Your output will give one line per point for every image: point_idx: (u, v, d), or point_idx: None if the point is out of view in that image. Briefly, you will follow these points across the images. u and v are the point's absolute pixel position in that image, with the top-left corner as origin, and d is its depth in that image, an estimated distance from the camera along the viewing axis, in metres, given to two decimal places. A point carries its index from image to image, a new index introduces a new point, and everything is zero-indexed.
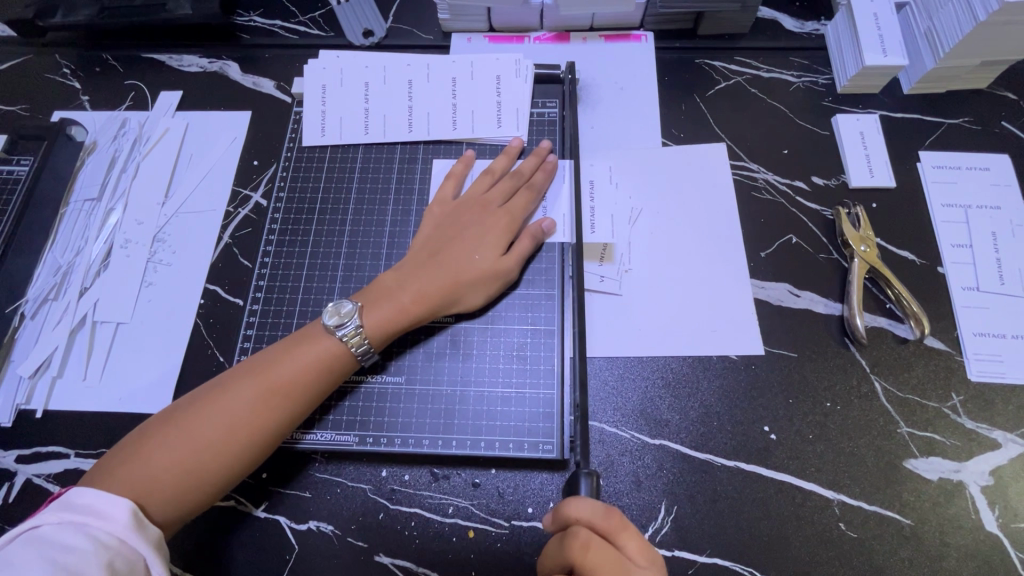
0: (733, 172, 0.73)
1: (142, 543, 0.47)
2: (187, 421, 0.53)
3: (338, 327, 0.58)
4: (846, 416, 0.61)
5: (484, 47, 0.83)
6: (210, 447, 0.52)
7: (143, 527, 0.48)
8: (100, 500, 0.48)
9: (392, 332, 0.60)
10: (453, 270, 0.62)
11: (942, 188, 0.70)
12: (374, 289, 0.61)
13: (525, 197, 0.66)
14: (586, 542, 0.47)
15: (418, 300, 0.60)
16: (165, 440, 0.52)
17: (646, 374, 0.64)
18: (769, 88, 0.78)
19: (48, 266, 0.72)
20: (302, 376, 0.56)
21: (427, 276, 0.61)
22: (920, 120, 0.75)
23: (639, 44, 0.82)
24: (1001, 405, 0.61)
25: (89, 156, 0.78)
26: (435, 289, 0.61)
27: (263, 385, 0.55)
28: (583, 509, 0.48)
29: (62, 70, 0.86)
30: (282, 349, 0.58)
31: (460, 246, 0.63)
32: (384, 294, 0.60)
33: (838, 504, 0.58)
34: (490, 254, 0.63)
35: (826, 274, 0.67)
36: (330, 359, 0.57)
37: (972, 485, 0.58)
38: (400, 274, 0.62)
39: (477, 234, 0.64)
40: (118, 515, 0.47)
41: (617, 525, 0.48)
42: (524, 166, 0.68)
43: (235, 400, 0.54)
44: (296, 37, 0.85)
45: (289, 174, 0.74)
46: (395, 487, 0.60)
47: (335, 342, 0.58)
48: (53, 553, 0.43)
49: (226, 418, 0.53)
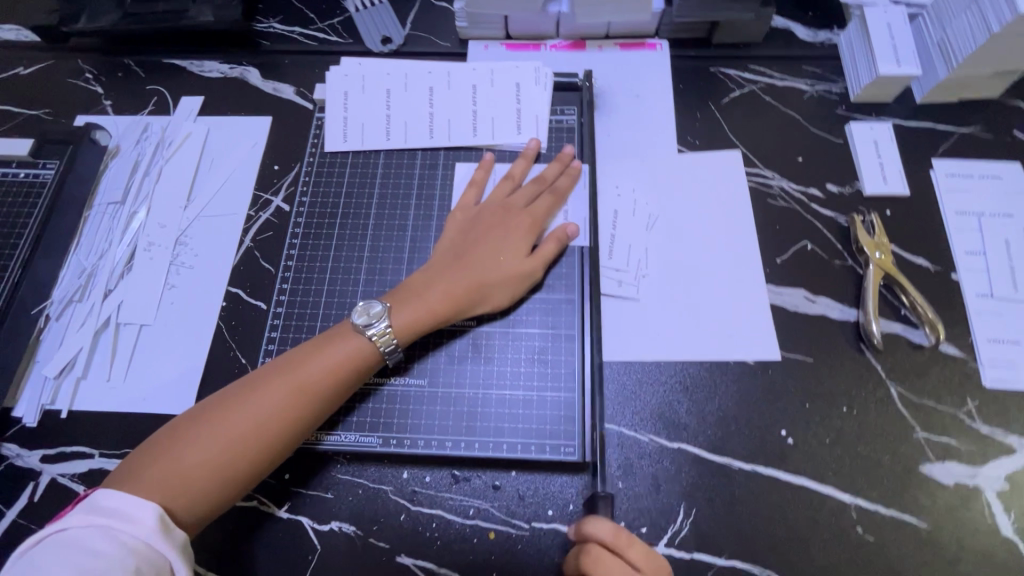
0: (749, 179, 0.74)
1: (167, 547, 0.47)
2: (214, 420, 0.54)
3: (366, 327, 0.59)
4: (862, 421, 0.62)
5: (501, 54, 0.84)
6: (237, 446, 0.53)
7: (168, 530, 0.48)
8: (126, 502, 0.48)
9: (419, 331, 0.61)
10: (480, 269, 0.63)
11: (955, 196, 0.71)
12: (403, 289, 0.62)
13: (548, 202, 0.68)
14: (597, 559, 0.51)
15: (447, 300, 0.61)
16: (192, 438, 0.53)
17: (663, 378, 0.64)
18: (783, 96, 0.79)
19: (72, 269, 0.73)
20: (328, 376, 0.57)
21: (455, 277, 0.62)
22: (933, 129, 0.76)
23: (654, 52, 0.83)
24: (1016, 411, 0.61)
25: (112, 160, 0.79)
26: (462, 289, 0.62)
27: (289, 386, 0.56)
28: (599, 528, 0.52)
29: (85, 75, 0.87)
30: (308, 350, 0.58)
31: (486, 247, 0.64)
32: (413, 293, 0.61)
33: (855, 508, 0.58)
34: (515, 256, 0.64)
35: (841, 281, 0.68)
36: (355, 360, 0.58)
37: (987, 490, 0.58)
38: (428, 275, 0.63)
39: (501, 236, 0.65)
40: (142, 519, 0.47)
41: (624, 541, 0.52)
42: (548, 171, 0.70)
43: (262, 400, 0.55)
44: (315, 44, 0.86)
45: (311, 179, 0.75)
46: (417, 489, 0.61)
47: (365, 342, 0.59)
48: (81, 561, 0.43)
49: (253, 417, 0.54)
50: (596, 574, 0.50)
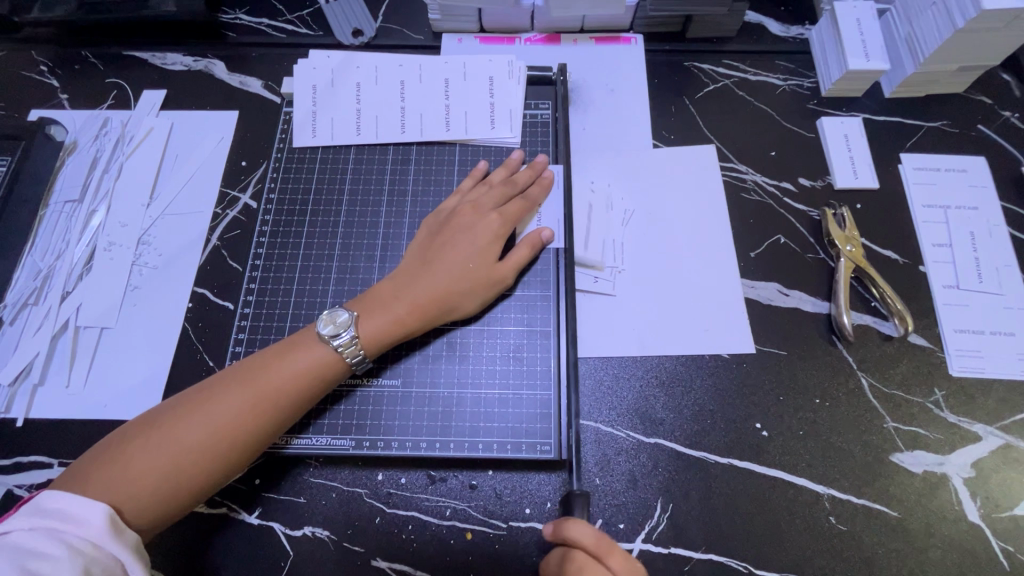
0: (723, 174, 0.74)
1: (120, 549, 0.46)
2: (172, 423, 0.52)
3: (332, 337, 0.57)
4: (835, 412, 0.62)
5: (474, 48, 0.82)
6: (194, 450, 0.51)
7: (121, 530, 0.47)
8: (74, 504, 0.46)
9: (389, 341, 0.59)
10: (447, 280, 0.61)
11: (923, 189, 0.73)
12: (370, 298, 0.61)
13: (519, 203, 0.66)
14: (580, 566, 0.50)
15: (413, 309, 0.60)
16: (149, 442, 0.51)
17: (640, 374, 0.64)
18: (756, 91, 0.80)
19: (27, 270, 0.70)
20: (295, 380, 0.55)
21: (417, 286, 0.61)
22: (901, 123, 0.77)
23: (629, 46, 0.82)
24: (981, 399, 0.63)
25: (70, 156, 0.76)
26: (427, 296, 0.60)
27: (253, 390, 0.54)
28: (580, 531, 0.51)
29: (39, 67, 0.83)
30: (273, 354, 0.57)
31: (454, 249, 0.63)
32: (380, 303, 0.60)
33: (828, 498, 0.59)
34: (483, 260, 0.63)
35: (814, 274, 0.69)
36: (323, 367, 0.57)
37: (955, 477, 0.59)
38: (391, 285, 0.61)
39: (470, 239, 0.63)
40: (94, 520, 0.46)
41: (608, 550, 0.51)
42: (520, 176, 0.68)
43: (224, 405, 0.53)
44: (284, 36, 0.84)
45: (279, 175, 0.73)
46: (392, 491, 0.60)
47: (328, 351, 0.57)
48: (26, 564, 0.42)
49: (212, 423, 0.52)
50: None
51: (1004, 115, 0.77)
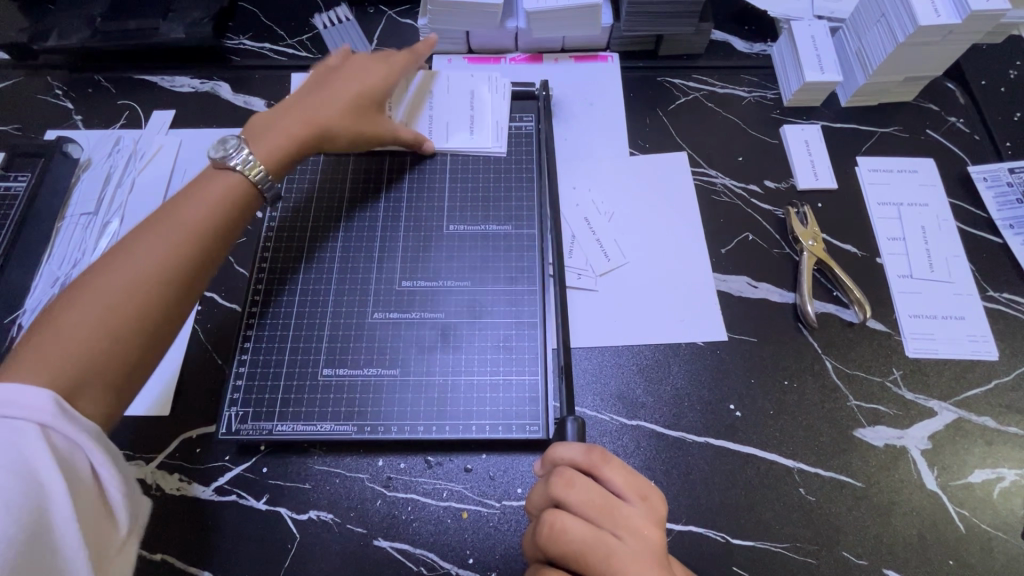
0: (694, 178, 0.80)
1: (77, 432, 0.45)
2: (96, 284, 0.53)
3: (226, 158, 0.63)
4: (802, 392, 0.67)
5: (463, 66, 0.88)
6: (113, 351, 0.51)
7: (71, 414, 0.46)
8: (6, 391, 0.44)
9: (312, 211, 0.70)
10: (324, 107, 0.69)
11: (878, 188, 0.79)
12: (258, 124, 0.68)
13: (404, 59, 0.77)
14: (570, 479, 0.51)
15: (308, 121, 0.68)
16: (62, 326, 0.50)
17: (622, 361, 0.69)
18: (724, 102, 0.86)
19: (45, 277, 0.74)
20: (203, 208, 0.60)
21: (309, 108, 0.69)
22: (856, 130, 0.84)
23: (606, 63, 0.89)
24: (937, 378, 0.68)
25: (84, 172, 0.81)
26: (317, 114, 0.69)
27: (170, 221, 0.58)
28: (568, 450, 0.53)
29: (55, 91, 0.89)
30: (188, 191, 0.61)
31: (325, 91, 0.71)
32: (273, 127, 0.67)
33: (798, 472, 0.63)
34: (350, 92, 0.71)
35: (780, 267, 0.74)
36: (234, 189, 0.62)
37: (913, 449, 0.64)
38: (287, 107, 0.70)
39: (344, 80, 0.72)
40: (40, 404, 0.44)
41: (599, 459, 0.52)
42: (419, 47, 0.79)
43: (142, 247, 0.56)
44: (286, 59, 0.90)
45: (282, 185, 0.78)
46: (392, 475, 0.64)
47: (231, 175, 0.63)
48: None
49: (132, 266, 0.54)
50: (572, 492, 0.51)
51: (950, 120, 0.84)
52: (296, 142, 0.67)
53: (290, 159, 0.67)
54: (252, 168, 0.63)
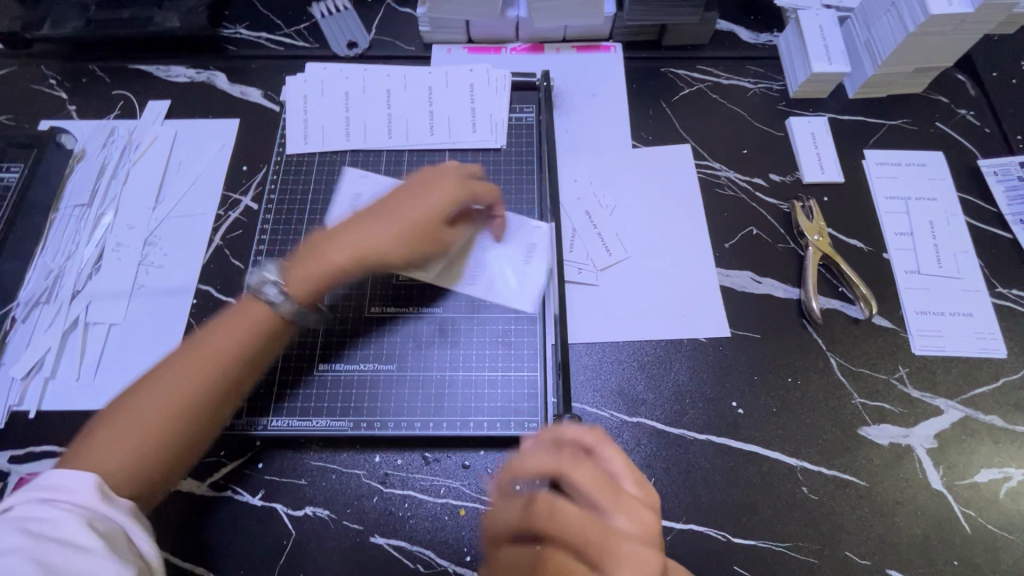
0: (698, 171, 0.79)
1: (117, 510, 0.47)
2: (148, 374, 0.55)
3: (260, 288, 0.60)
4: (806, 390, 0.66)
5: (463, 57, 0.87)
6: (159, 434, 0.52)
7: (111, 497, 0.47)
8: (61, 477, 0.47)
9: (319, 287, 0.61)
10: (373, 227, 0.63)
11: (886, 182, 0.77)
12: (303, 250, 0.64)
13: (470, 161, 0.68)
14: (574, 456, 0.49)
15: (335, 252, 0.61)
16: (117, 415, 0.52)
17: (622, 357, 0.68)
18: (728, 94, 0.85)
19: (38, 270, 0.73)
20: (230, 347, 0.56)
21: (351, 232, 0.63)
22: (864, 122, 0.82)
23: (608, 54, 0.87)
24: (943, 376, 0.67)
25: (78, 163, 0.80)
26: (346, 241, 0.62)
27: (201, 353, 0.56)
28: (571, 429, 0.52)
29: (48, 81, 0.87)
30: (216, 321, 0.59)
31: (405, 207, 0.64)
32: (307, 255, 0.62)
33: (801, 470, 0.62)
34: (414, 209, 0.63)
35: (784, 262, 0.73)
36: (256, 328, 0.58)
37: (919, 448, 0.63)
38: (334, 233, 0.64)
39: (410, 191, 0.65)
40: (85, 487, 0.47)
41: (602, 441, 0.51)
42: (475, 152, 0.72)
43: (172, 376, 0.54)
44: (282, 48, 0.88)
45: (278, 178, 0.77)
46: (388, 471, 0.63)
47: (263, 309, 0.59)
48: (32, 527, 0.42)
49: (166, 391, 0.53)
50: (576, 469, 0.48)
51: (959, 113, 0.83)
52: (330, 271, 0.61)
53: (320, 288, 0.61)
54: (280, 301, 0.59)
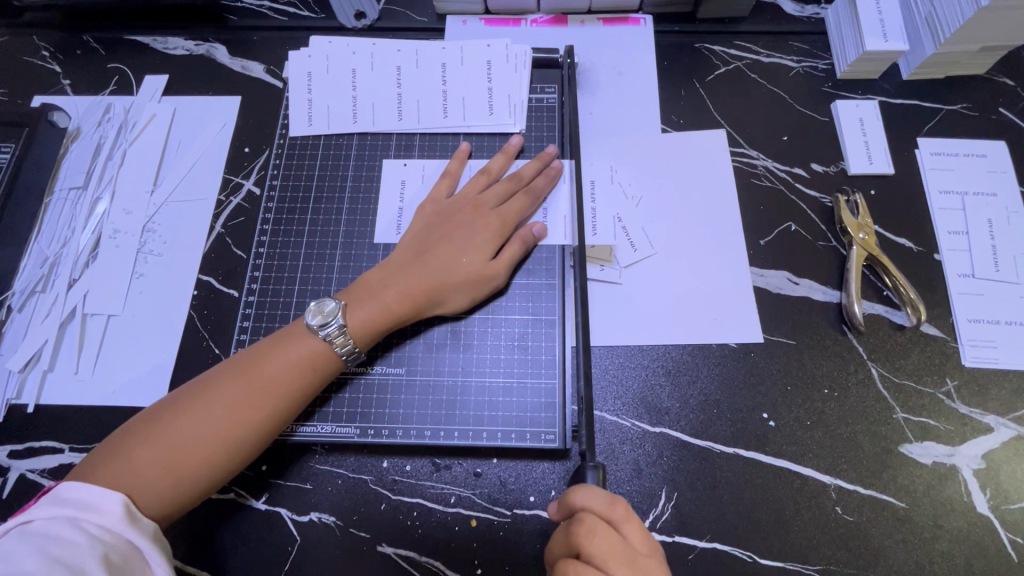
0: (733, 159, 0.72)
1: (136, 535, 0.47)
2: (195, 389, 0.54)
3: (321, 327, 0.57)
4: (843, 402, 0.62)
5: (480, 30, 0.80)
6: (196, 462, 0.51)
7: (136, 519, 0.48)
8: (90, 493, 0.47)
9: (377, 332, 0.59)
10: (441, 271, 0.61)
11: (940, 175, 0.71)
12: (359, 286, 0.61)
13: (522, 202, 0.65)
14: (591, 528, 0.48)
15: (403, 296, 0.59)
16: (151, 433, 0.51)
17: (646, 363, 0.64)
18: (769, 73, 0.77)
19: (34, 257, 0.70)
20: (281, 378, 0.55)
21: (413, 272, 0.60)
22: (918, 107, 0.75)
23: (638, 27, 0.80)
24: (995, 390, 0.62)
25: (73, 143, 0.76)
26: (415, 284, 0.60)
27: (247, 384, 0.54)
28: (592, 498, 0.49)
29: (40, 53, 0.82)
30: (266, 347, 0.57)
31: (458, 248, 0.62)
32: (369, 292, 0.60)
33: (835, 488, 0.58)
34: (477, 257, 0.62)
35: (825, 262, 0.67)
36: (314, 360, 0.56)
37: (964, 469, 0.59)
38: (390, 269, 0.61)
39: (466, 232, 0.63)
40: (111, 508, 0.47)
41: (622, 514, 0.49)
42: (525, 170, 0.67)
43: (219, 398, 0.53)
44: (285, 19, 0.82)
45: (281, 162, 0.72)
46: (397, 478, 0.60)
47: (319, 343, 0.57)
48: (49, 548, 0.43)
49: (210, 416, 0.52)
50: (592, 542, 0.47)
51: None
52: (386, 315, 0.59)
53: (376, 332, 0.59)
54: (340, 339, 0.57)
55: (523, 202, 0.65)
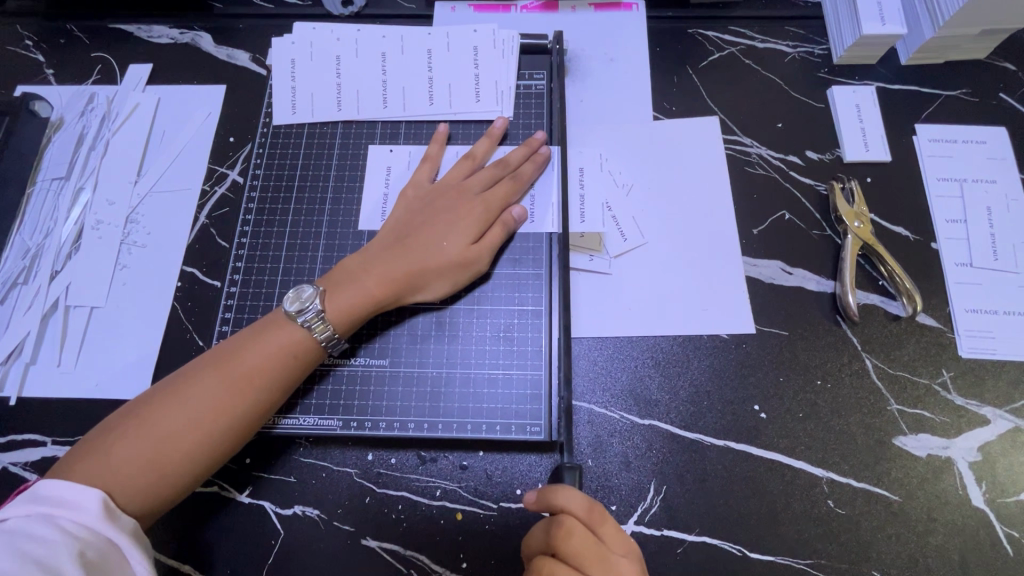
0: (726, 147, 0.71)
1: (115, 532, 0.46)
2: (174, 382, 0.53)
3: (298, 314, 0.56)
4: (836, 394, 0.60)
5: (468, 16, 0.79)
6: (176, 456, 0.51)
7: (115, 515, 0.47)
8: (67, 491, 0.47)
9: (356, 318, 0.58)
10: (423, 256, 0.60)
11: (938, 162, 0.69)
12: (339, 272, 0.59)
13: (508, 187, 0.63)
14: (570, 531, 0.47)
15: (384, 282, 0.58)
16: (130, 429, 0.51)
17: (635, 354, 0.63)
18: (763, 59, 0.76)
19: (17, 249, 0.69)
20: (260, 369, 0.54)
21: (395, 258, 0.59)
22: (916, 92, 0.73)
23: (630, 12, 0.78)
24: (992, 381, 0.60)
25: (56, 133, 0.75)
26: (397, 270, 0.59)
27: (226, 376, 0.53)
28: (571, 500, 0.48)
29: (23, 42, 0.81)
30: (246, 338, 0.56)
31: (441, 234, 0.61)
32: (349, 277, 0.59)
33: (827, 481, 0.57)
34: (459, 242, 0.60)
35: (819, 251, 0.66)
36: (295, 350, 0.55)
37: (960, 461, 0.57)
38: (371, 254, 0.60)
39: (449, 218, 0.61)
40: (88, 505, 0.46)
41: (599, 518, 0.49)
42: (512, 156, 0.65)
43: (198, 391, 0.52)
44: (271, 6, 0.81)
45: (265, 151, 0.71)
46: (381, 471, 0.59)
47: (299, 331, 0.56)
48: (21, 546, 0.42)
49: (189, 409, 0.51)
50: (570, 544, 0.47)
51: None
52: (365, 301, 0.58)
53: (356, 318, 0.58)
54: (320, 326, 0.56)
55: (508, 187, 0.64)
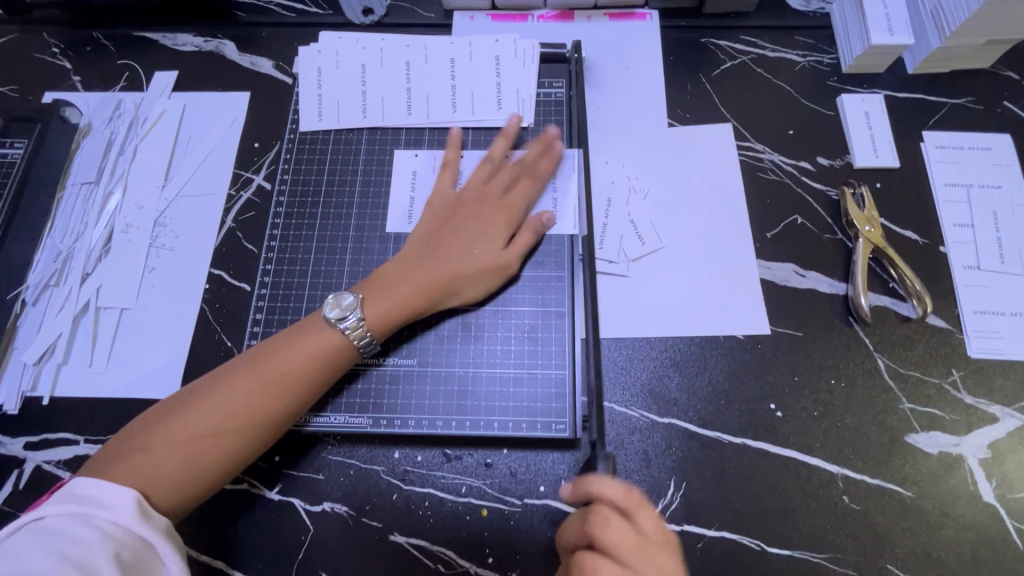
0: (739, 152, 0.73)
1: (149, 531, 0.47)
2: (208, 383, 0.55)
3: (338, 320, 0.58)
4: (850, 393, 0.62)
5: (487, 26, 0.81)
6: (210, 456, 0.52)
7: (149, 515, 0.48)
8: (105, 490, 0.48)
9: (393, 324, 0.60)
10: (455, 262, 0.62)
11: (945, 168, 0.71)
12: (375, 280, 0.61)
13: (527, 187, 0.66)
14: (606, 517, 0.49)
15: (419, 290, 0.60)
16: (165, 428, 0.52)
17: (654, 354, 0.64)
18: (774, 68, 0.78)
19: (47, 252, 0.71)
20: (292, 372, 0.55)
21: (428, 265, 0.61)
22: (924, 101, 0.75)
23: (644, 22, 0.80)
24: (1000, 380, 0.62)
25: (84, 138, 0.76)
26: (432, 277, 0.60)
27: (259, 379, 0.54)
28: (606, 487, 0.51)
29: (51, 49, 0.83)
30: (279, 341, 0.57)
31: (468, 240, 0.63)
32: (385, 286, 0.60)
33: (842, 478, 0.59)
34: (488, 248, 0.63)
35: (831, 255, 0.68)
36: (327, 354, 0.57)
37: (970, 458, 0.59)
38: (405, 263, 0.62)
39: (475, 224, 0.64)
40: (123, 504, 0.47)
41: (636, 505, 0.51)
42: (528, 155, 0.67)
43: (231, 394, 0.53)
44: (294, 15, 0.83)
45: (292, 157, 0.73)
46: (408, 468, 0.60)
47: (337, 335, 0.57)
48: (60, 546, 0.43)
49: (223, 410, 0.53)
50: (608, 529, 0.49)
51: None
52: (402, 307, 0.59)
53: (393, 325, 0.60)
54: (357, 331, 0.58)
55: (527, 189, 0.66)
